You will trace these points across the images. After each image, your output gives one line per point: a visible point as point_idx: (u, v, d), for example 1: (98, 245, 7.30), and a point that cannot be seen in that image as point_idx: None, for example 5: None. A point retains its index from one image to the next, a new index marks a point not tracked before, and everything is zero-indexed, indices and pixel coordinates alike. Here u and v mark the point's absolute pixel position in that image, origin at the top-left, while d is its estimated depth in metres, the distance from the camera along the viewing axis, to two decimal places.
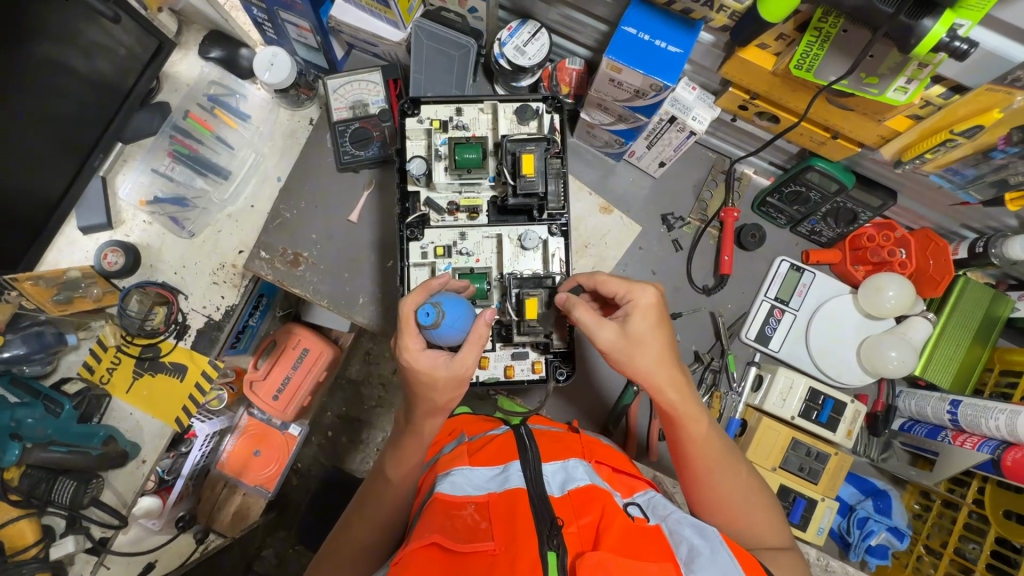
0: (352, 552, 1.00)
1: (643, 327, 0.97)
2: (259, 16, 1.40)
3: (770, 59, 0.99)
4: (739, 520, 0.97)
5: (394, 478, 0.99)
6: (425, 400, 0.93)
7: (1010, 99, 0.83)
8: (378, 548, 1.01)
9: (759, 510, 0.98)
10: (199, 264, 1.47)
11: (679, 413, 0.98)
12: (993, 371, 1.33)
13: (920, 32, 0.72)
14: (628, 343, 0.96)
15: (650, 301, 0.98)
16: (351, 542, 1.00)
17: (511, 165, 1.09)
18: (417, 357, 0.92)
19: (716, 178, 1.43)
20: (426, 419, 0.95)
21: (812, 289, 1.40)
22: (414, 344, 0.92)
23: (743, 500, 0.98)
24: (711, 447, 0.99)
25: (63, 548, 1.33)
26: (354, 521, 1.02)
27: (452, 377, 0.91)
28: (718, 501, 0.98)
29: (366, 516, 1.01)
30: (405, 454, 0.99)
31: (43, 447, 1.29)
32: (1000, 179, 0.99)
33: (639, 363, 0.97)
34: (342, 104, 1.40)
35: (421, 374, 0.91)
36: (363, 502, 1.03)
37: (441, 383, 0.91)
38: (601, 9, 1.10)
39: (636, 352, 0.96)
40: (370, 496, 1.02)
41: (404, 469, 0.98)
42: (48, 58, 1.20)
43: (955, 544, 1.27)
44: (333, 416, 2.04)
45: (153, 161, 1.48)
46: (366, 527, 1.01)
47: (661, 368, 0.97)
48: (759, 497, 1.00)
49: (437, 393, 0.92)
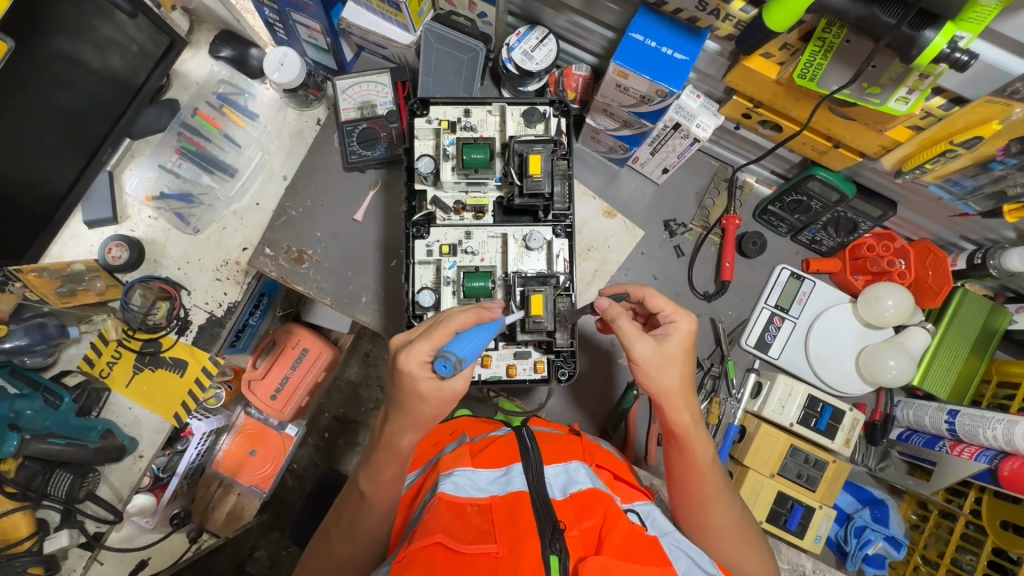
0: (337, 561, 1.00)
1: (677, 350, 1.00)
2: (272, 17, 1.41)
3: (774, 68, 1.00)
4: (730, 549, 1.00)
5: (370, 494, 0.96)
6: (413, 412, 0.91)
7: (1009, 111, 0.85)
8: (362, 559, 1.01)
9: (748, 541, 1.02)
10: (204, 261, 1.48)
11: (691, 438, 1.00)
12: (990, 384, 1.33)
13: (922, 42, 0.74)
14: (661, 362, 0.98)
15: (686, 328, 1.01)
16: (335, 550, 1.00)
17: (517, 166, 1.11)
18: (414, 364, 0.88)
19: (719, 186, 1.44)
20: (407, 430, 0.92)
21: (812, 297, 1.41)
22: (422, 351, 0.88)
23: (737, 530, 1.01)
24: (714, 475, 1.02)
25: (57, 542, 1.32)
26: (335, 532, 1.00)
27: (444, 396, 0.90)
28: (714, 529, 1.00)
29: (343, 531, 0.99)
30: (380, 469, 0.94)
31: (42, 439, 1.26)
32: (999, 190, 1.01)
33: (664, 383, 0.99)
34: (350, 104, 1.41)
35: (416, 387, 0.89)
36: (343, 516, 0.99)
37: (432, 398, 0.90)
38: (610, 16, 1.12)
39: (667, 373, 0.98)
40: (348, 511, 0.99)
41: (380, 485, 0.95)
42: (62, 53, 1.22)
43: (952, 554, 1.28)
44: (330, 418, 2.04)
45: (161, 157, 1.50)
46: (346, 540, 0.99)
47: (683, 390, 1.00)
48: (748, 527, 1.03)
49: (425, 407, 0.90)
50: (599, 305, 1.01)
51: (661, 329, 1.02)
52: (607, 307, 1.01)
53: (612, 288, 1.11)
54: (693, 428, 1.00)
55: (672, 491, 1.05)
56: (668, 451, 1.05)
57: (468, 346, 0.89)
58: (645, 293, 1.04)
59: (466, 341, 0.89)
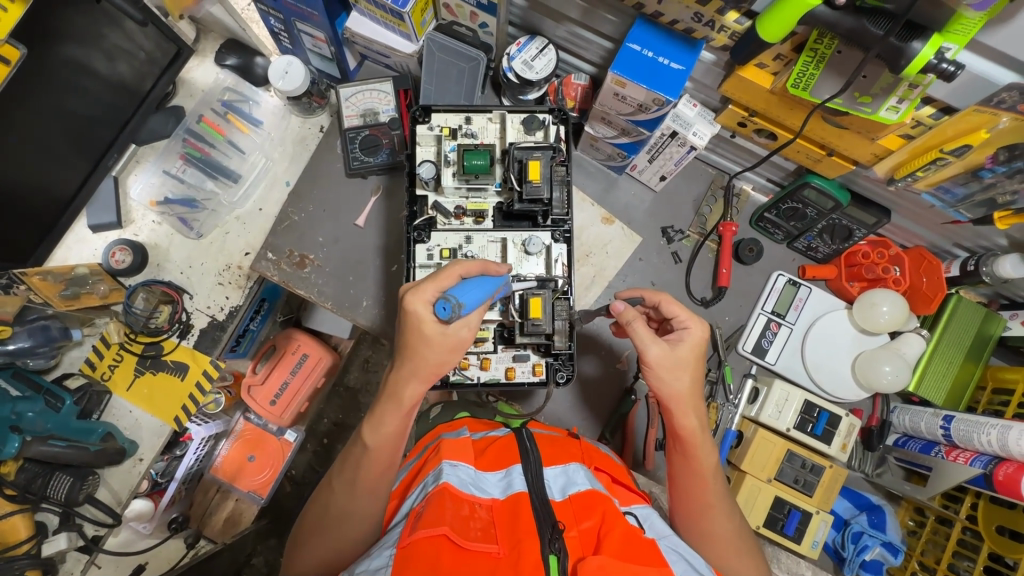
0: (336, 517, 0.97)
1: (689, 354, 1.02)
2: (277, 26, 1.44)
3: (768, 78, 1.03)
4: (729, 559, 1.00)
5: (373, 445, 0.97)
6: (417, 359, 0.94)
7: (996, 120, 0.87)
8: (363, 518, 0.97)
9: (748, 551, 1.01)
10: (206, 265, 1.50)
11: (696, 442, 1.02)
12: (985, 390, 1.34)
13: (910, 53, 0.76)
14: (673, 365, 1.00)
15: (699, 335, 1.03)
16: (335, 504, 0.97)
17: (517, 172, 1.13)
18: (419, 305, 0.92)
19: (716, 194, 1.46)
20: (412, 378, 0.95)
21: (809, 303, 1.43)
22: (426, 291, 0.92)
23: (736, 539, 1.01)
24: (716, 481, 1.04)
25: (55, 546, 1.33)
26: (337, 485, 0.99)
27: (446, 343, 0.93)
28: (712, 537, 1.01)
29: (345, 483, 0.98)
30: (383, 419, 0.97)
31: (42, 441, 1.27)
32: (989, 198, 1.03)
33: (674, 386, 1.01)
34: (353, 112, 1.44)
35: (422, 329, 0.92)
36: (342, 471, 1.00)
37: (436, 343, 0.93)
38: (608, 27, 1.14)
39: (678, 377, 1.01)
40: (348, 467, 0.99)
41: (383, 435, 0.96)
42: (71, 60, 1.24)
43: (948, 560, 1.27)
44: (329, 423, 2.05)
45: (165, 163, 1.53)
46: (346, 494, 0.97)
47: (693, 395, 1.02)
48: (746, 537, 1.03)
49: (432, 352, 0.93)
50: (616, 308, 1.05)
51: (674, 335, 1.05)
52: (622, 310, 1.05)
53: (628, 291, 1.14)
54: (698, 433, 1.02)
55: (672, 498, 1.06)
56: (671, 457, 1.07)
57: (470, 295, 0.92)
58: (661, 297, 1.08)
59: (468, 290, 0.93)
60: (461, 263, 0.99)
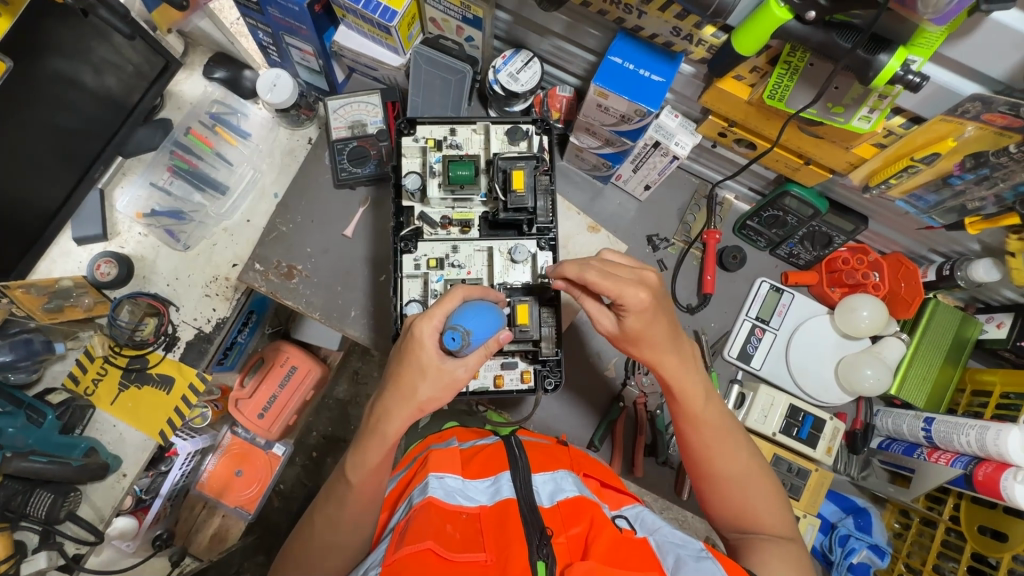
0: (319, 549, 0.96)
1: (637, 323, 0.97)
2: (265, 40, 1.46)
3: (745, 89, 1.06)
4: (735, 494, 0.99)
5: (355, 480, 0.95)
6: (409, 389, 0.93)
7: (962, 129, 0.90)
8: (348, 547, 0.97)
9: (758, 487, 1.00)
10: (192, 277, 1.49)
11: (694, 392, 1.01)
12: (965, 392, 1.37)
13: (877, 65, 0.79)
14: (637, 324, 0.97)
15: (655, 277, 1.00)
16: (315, 537, 0.97)
17: (502, 182, 1.15)
18: (425, 325, 0.92)
19: (699, 203, 1.49)
20: (396, 414, 0.94)
21: (792, 309, 1.45)
22: (437, 318, 0.93)
23: (741, 475, 1.00)
24: (711, 417, 1.02)
25: (35, 564, 1.30)
26: (318, 519, 0.97)
27: (440, 377, 0.93)
28: (727, 475, 1.00)
29: (327, 517, 0.96)
30: (366, 455, 0.95)
31: (23, 457, 1.24)
32: (960, 204, 1.06)
33: (651, 340, 0.99)
34: (341, 124, 1.45)
35: (420, 357, 0.93)
36: (322, 509, 0.98)
37: (430, 375, 0.93)
38: (591, 41, 1.17)
39: (653, 329, 0.98)
40: (326, 505, 0.98)
41: (366, 471, 0.94)
42: (58, 73, 1.25)
43: (933, 561, 1.28)
44: (317, 436, 2.04)
45: (153, 175, 1.53)
46: (328, 527, 0.96)
47: (670, 348, 1.00)
48: (759, 472, 1.02)
49: (421, 385, 0.93)
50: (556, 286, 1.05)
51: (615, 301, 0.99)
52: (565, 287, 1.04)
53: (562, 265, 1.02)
54: (694, 383, 1.01)
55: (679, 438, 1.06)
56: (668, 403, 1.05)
57: (475, 321, 0.92)
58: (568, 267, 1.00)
59: (474, 317, 0.93)
60: (464, 287, 1.00)
